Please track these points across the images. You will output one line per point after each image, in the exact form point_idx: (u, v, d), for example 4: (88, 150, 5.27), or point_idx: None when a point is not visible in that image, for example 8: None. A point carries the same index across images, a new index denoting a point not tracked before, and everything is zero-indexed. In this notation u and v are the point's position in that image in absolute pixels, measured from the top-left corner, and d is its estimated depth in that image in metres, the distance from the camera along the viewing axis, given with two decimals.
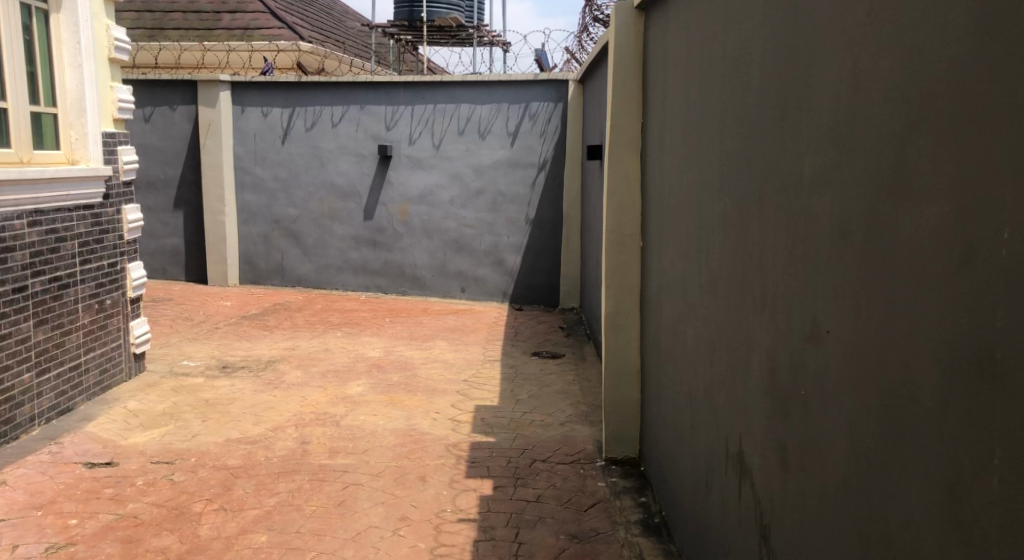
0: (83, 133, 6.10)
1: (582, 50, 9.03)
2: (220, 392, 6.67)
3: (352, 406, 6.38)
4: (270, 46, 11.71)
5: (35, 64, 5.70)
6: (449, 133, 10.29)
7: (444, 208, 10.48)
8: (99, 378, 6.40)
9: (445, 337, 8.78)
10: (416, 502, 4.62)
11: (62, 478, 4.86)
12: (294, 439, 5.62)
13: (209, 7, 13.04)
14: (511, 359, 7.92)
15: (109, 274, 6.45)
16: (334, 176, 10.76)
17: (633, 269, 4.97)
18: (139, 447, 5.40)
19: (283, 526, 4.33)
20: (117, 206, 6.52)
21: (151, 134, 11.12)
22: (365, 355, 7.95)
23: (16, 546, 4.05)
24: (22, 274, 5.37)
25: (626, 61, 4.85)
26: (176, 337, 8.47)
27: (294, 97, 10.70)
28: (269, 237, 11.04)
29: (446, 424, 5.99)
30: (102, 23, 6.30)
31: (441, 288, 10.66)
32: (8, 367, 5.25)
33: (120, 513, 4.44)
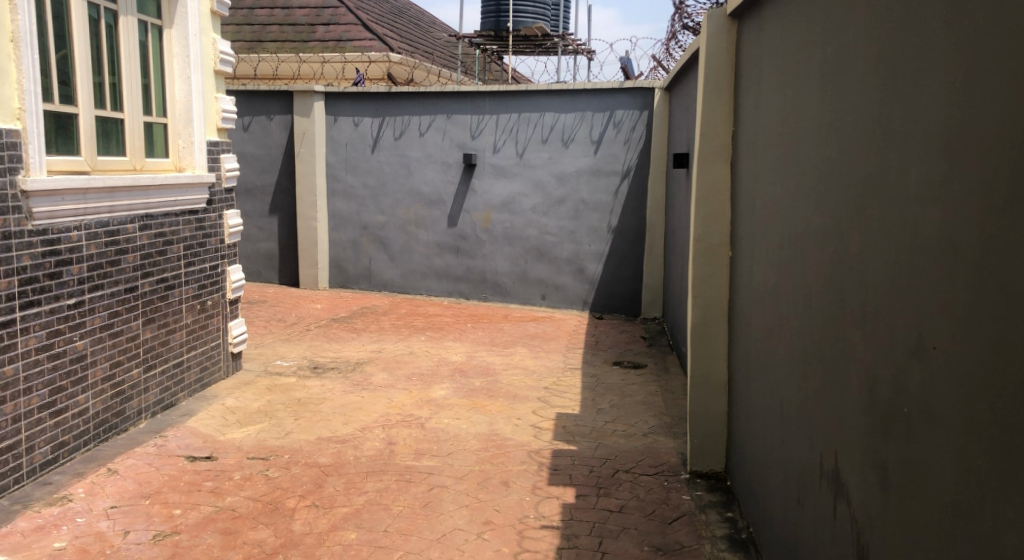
0: (190, 142, 6.39)
1: (670, 58, 9.00)
2: (312, 391, 6.92)
3: (436, 409, 6.52)
4: (361, 58, 12.09)
5: (149, 76, 6.05)
6: (533, 141, 10.41)
7: (527, 215, 10.58)
8: (199, 375, 6.70)
9: (526, 343, 8.86)
10: (499, 507, 4.71)
11: (167, 469, 5.13)
12: (380, 439, 5.79)
13: (305, 19, 13.52)
14: (592, 368, 7.93)
15: (211, 276, 6.77)
16: (421, 184, 10.99)
17: (723, 281, 4.94)
18: (236, 442, 5.65)
19: (372, 524, 4.48)
20: (219, 212, 6.83)
21: (249, 142, 11.59)
22: (448, 360, 8.10)
23: (127, 532, 4.29)
24: (133, 275, 5.66)
25: (719, 70, 4.86)
26: (270, 337, 8.80)
27: (384, 106, 10.98)
28: (358, 243, 11.34)
29: (528, 430, 6.07)
30: (210, 38, 6.63)
31: (522, 296, 10.76)
32: (121, 362, 5.56)
33: (220, 506, 4.66)
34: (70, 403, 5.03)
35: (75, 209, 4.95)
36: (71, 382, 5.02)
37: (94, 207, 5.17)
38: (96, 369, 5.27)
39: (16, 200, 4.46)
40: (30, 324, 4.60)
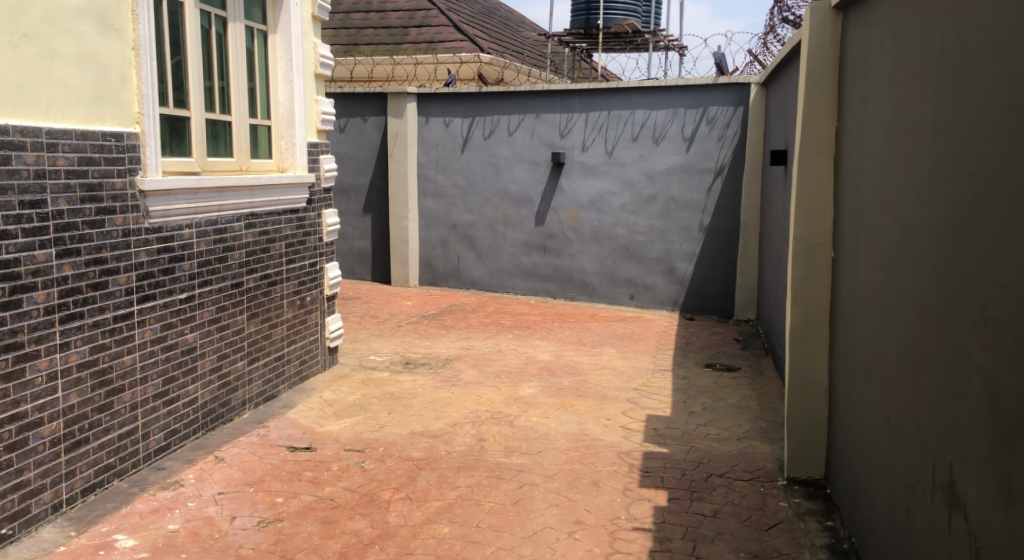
0: (292, 143, 6.60)
1: (767, 52, 8.81)
2: (404, 386, 7.06)
3: (525, 407, 6.55)
4: (453, 59, 12.30)
5: (254, 80, 6.28)
6: (624, 139, 10.34)
7: (616, 214, 10.51)
8: (299, 368, 6.92)
9: (615, 344, 8.82)
10: (590, 507, 4.71)
11: (269, 459, 5.33)
12: (471, 436, 5.86)
13: (399, 22, 13.78)
14: (683, 370, 7.83)
15: (310, 273, 6.98)
16: (509, 184, 11.07)
17: (823, 283, 4.80)
18: (334, 434, 5.82)
19: (464, 519, 4.54)
20: (318, 211, 7.04)
21: (345, 143, 11.90)
22: (536, 358, 8.13)
23: (234, 518, 4.48)
24: (239, 271, 5.89)
25: (821, 64, 4.73)
26: (364, 333, 9.03)
27: (475, 106, 11.10)
28: (448, 241, 11.49)
29: (618, 431, 6.04)
30: (311, 41, 6.83)
31: (610, 295, 10.69)
32: (228, 354, 5.81)
33: (319, 495, 4.81)
34: (182, 392, 5.28)
35: (187, 208, 5.18)
36: (183, 372, 5.27)
37: (204, 206, 5.40)
38: (205, 361, 5.51)
39: (134, 200, 4.68)
40: (147, 316, 4.86)
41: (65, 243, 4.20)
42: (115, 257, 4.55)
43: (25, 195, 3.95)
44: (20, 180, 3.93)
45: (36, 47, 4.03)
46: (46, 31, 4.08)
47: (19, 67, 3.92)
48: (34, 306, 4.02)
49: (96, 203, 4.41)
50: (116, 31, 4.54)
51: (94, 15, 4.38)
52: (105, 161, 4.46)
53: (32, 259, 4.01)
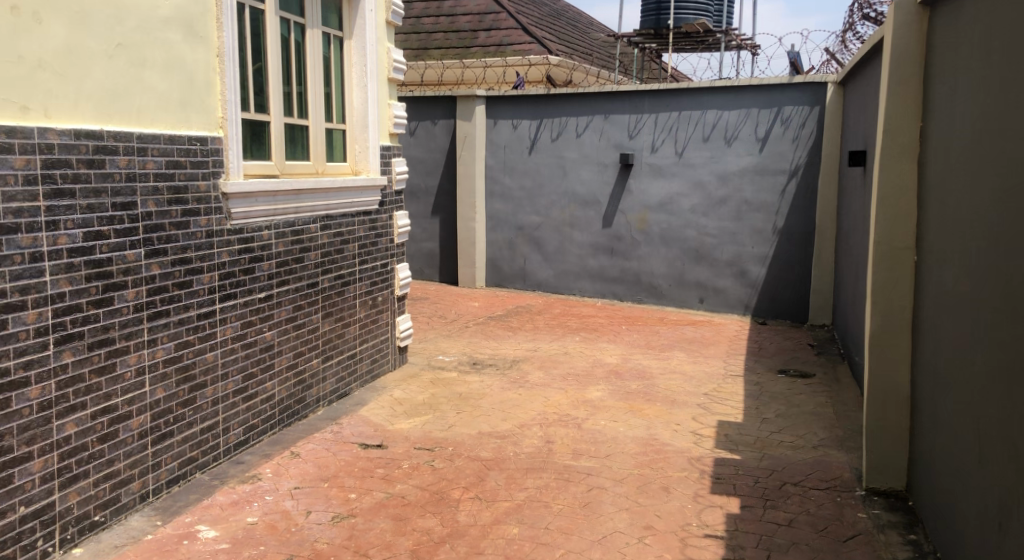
0: (365, 147, 6.71)
1: (845, 51, 8.60)
2: (472, 387, 7.11)
3: (592, 410, 6.52)
4: (522, 61, 12.32)
5: (330, 85, 6.42)
6: (694, 140, 10.21)
7: (686, 216, 10.38)
8: (370, 366, 7.04)
9: (684, 348, 8.71)
10: (661, 513, 4.66)
11: (343, 455, 5.43)
12: (539, 437, 5.87)
13: (468, 25, 13.88)
14: (755, 375, 7.69)
15: (382, 274, 7.09)
16: (577, 185, 11.04)
17: (904, 288, 4.66)
18: (404, 433, 5.90)
19: (534, 521, 4.55)
20: (389, 213, 7.14)
21: (415, 146, 12.04)
22: (603, 361, 8.09)
23: (309, 512, 4.58)
24: (314, 272, 6.02)
25: (904, 61, 4.58)
26: (432, 334, 9.12)
27: (544, 108, 11.11)
28: (515, 243, 11.53)
29: (688, 436, 5.96)
30: (385, 46, 6.94)
31: (679, 298, 10.56)
32: (304, 353, 5.94)
33: (390, 492, 4.88)
34: (260, 388, 5.42)
35: (266, 209, 5.32)
36: (261, 369, 5.41)
37: (283, 208, 5.53)
38: (282, 358, 5.65)
39: (217, 202, 4.84)
40: (228, 314, 5.01)
41: (154, 243, 4.35)
42: (199, 257, 4.71)
43: (117, 197, 4.11)
44: (114, 183, 4.09)
45: (129, 56, 4.19)
46: (139, 40, 4.25)
47: (113, 75, 4.10)
48: (124, 304, 4.18)
49: (182, 205, 4.56)
50: (202, 39, 4.69)
51: (182, 24, 4.54)
52: (190, 165, 4.61)
53: (123, 258, 4.16)
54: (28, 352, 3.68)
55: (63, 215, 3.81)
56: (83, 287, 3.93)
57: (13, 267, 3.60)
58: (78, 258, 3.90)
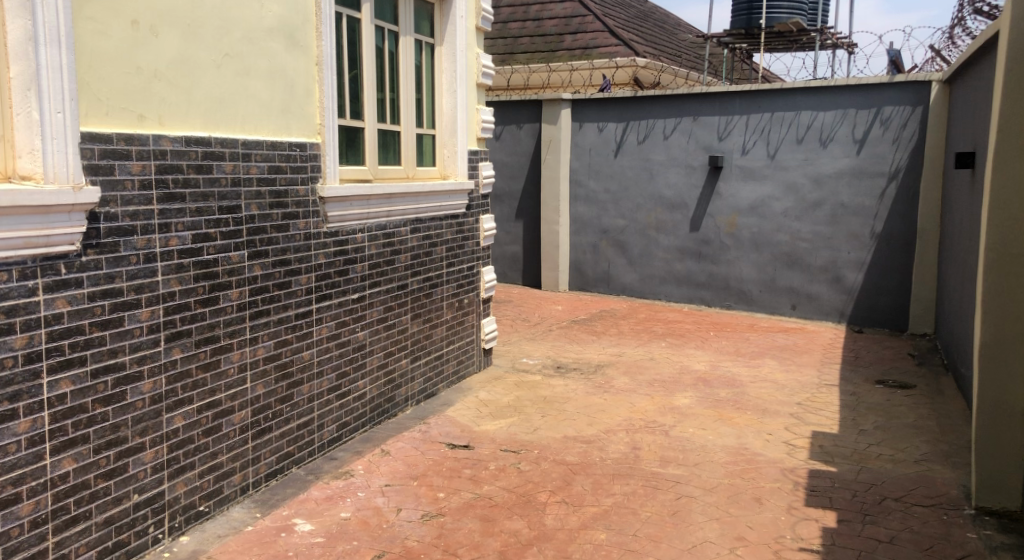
0: (454, 151, 6.77)
1: (952, 47, 8.24)
2: (557, 390, 7.09)
3: (680, 417, 6.42)
4: (608, 63, 12.23)
5: (421, 91, 6.50)
6: (788, 141, 9.94)
7: (777, 220, 10.11)
8: (456, 368, 7.10)
9: (776, 355, 8.48)
10: (752, 524, 4.55)
11: (431, 454, 5.48)
12: (625, 443, 5.80)
13: (554, 29, 13.87)
14: (852, 386, 7.41)
15: (468, 276, 7.14)
16: (663, 188, 10.88)
17: (1018, 296, 4.42)
18: (490, 434, 5.92)
19: (621, 527, 4.50)
20: (476, 216, 7.19)
21: (500, 150, 12.11)
22: (691, 368, 7.95)
23: (400, 509, 4.65)
24: (404, 274, 6.11)
25: (1021, 58, 4.34)
26: (516, 336, 9.14)
27: (630, 111, 11.01)
28: (599, 247, 11.44)
29: (780, 447, 5.80)
30: (474, 52, 6.99)
31: (770, 305, 10.29)
32: (393, 353, 6.03)
33: (478, 493, 4.91)
34: (352, 387, 5.54)
35: (360, 213, 5.43)
36: (353, 368, 5.52)
37: (376, 211, 5.63)
38: (373, 357, 5.76)
39: (315, 206, 4.96)
40: (324, 314, 5.13)
41: (256, 245, 4.50)
42: (297, 259, 4.84)
43: (223, 201, 4.26)
44: (220, 187, 4.24)
45: (235, 66, 4.35)
46: (245, 50, 4.40)
47: (221, 85, 4.26)
48: (229, 303, 4.34)
49: (283, 209, 4.70)
50: (303, 48, 4.83)
51: (283, 33, 4.68)
52: (290, 170, 4.74)
53: (228, 259, 4.31)
54: (141, 347, 3.84)
55: (175, 218, 3.97)
56: (192, 287, 4.09)
57: (130, 267, 3.75)
58: (187, 259, 4.05)
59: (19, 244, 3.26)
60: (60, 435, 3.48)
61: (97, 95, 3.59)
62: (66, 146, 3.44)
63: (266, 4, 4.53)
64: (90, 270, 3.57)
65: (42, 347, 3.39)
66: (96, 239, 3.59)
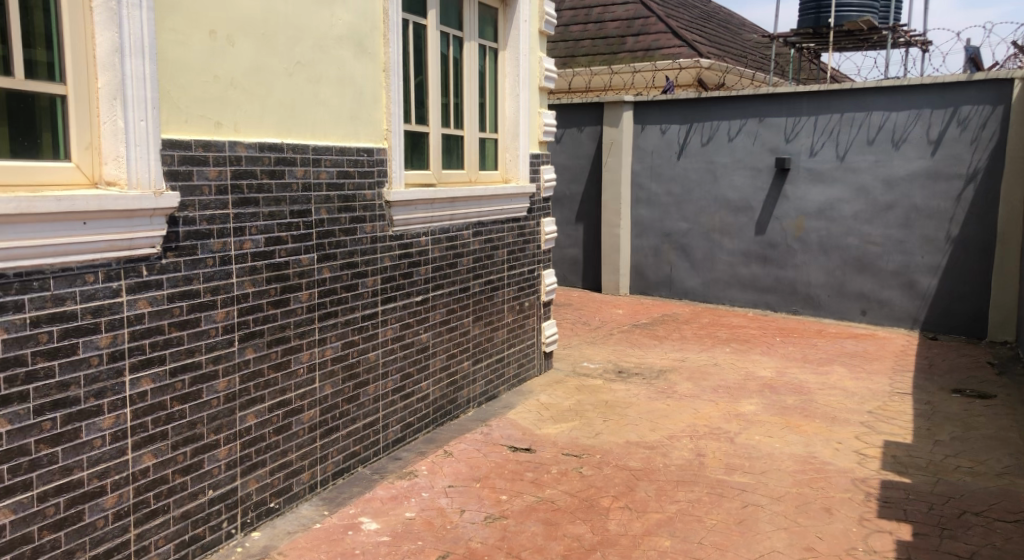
0: (516, 155, 6.79)
1: None
2: (619, 395, 7.04)
3: (746, 424, 6.31)
4: (671, 65, 12.10)
5: (484, 95, 6.54)
6: (858, 143, 9.70)
7: (847, 223, 9.87)
8: (517, 371, 7.11)
9: (846, 362, 8.27)
10: (822, 534, 4.45)
11: (493, 457, 5.50)
12: (689, 450, 5.73)
13: (617, 31, 13.80)
14: (926, 395, 7.18)
15: (529, 280, 7.15)
16: (728, 191, 10.72)
17: None
18: (552, 438, 5.92)
19: (686, 534, 4.45)
20: (537, 219, 7.19)
21: (561, 154, 12.11)
22: (757, 374, 7.81)
23: (463, 511, 4.68)
24: (466, 277, 6.15)
25: None
26: (577, 340, 9.12)
27: (694, 113, 10.88)
28: (661, 250, 11.33)
29: (851, 456, 5.66)
30: (537, 55, 7.01)
31: (839, 310, 10.04)
32: (455, 355, 6.08)
33: (540, 496, 4.91)
34: (416, 388, 5.59)
35: (425, 216, 5.49)
36: (417, 369, 5.58)
37: (440, 214, 5.68)
38: (436, 360, 5.81)
39: (382, 209, 5.03)
40: (389, 316, 5.20)
41: (325, 248, 4.58)
42: (364, 262, 4.92)
43: (295, 205, 4.35)
44: (292, 192, 4.33)
45: (307, 74, 4.45)
46: (316, 58, 4.50)
47: (293, 92, 4.35)
48: (299, 304, 4.43)
49: (351, 213, 4.78)
50: (371, 54, 4.91)
51: (352, 40, 4.76)
52: (358, 174, 4.82)
53: (298, 262, 4.41)
54: (217, 347, 3.94)
55: (249, 222, 4.07)
56: (264, 288, 4.19)
57: (206, 270, 3.86)
58: (260, 262, 4.15)
59: (104, 248, 3.38)
60: (140, 431, 3.59)
61: (176, 104, 3.71)
62: (148, 154, 3.56)
63: (336, 13, 4.62)
64: (169, 272, 3.68)
65: (125, 346, 3.50)
66: (175, 243, 3.71)
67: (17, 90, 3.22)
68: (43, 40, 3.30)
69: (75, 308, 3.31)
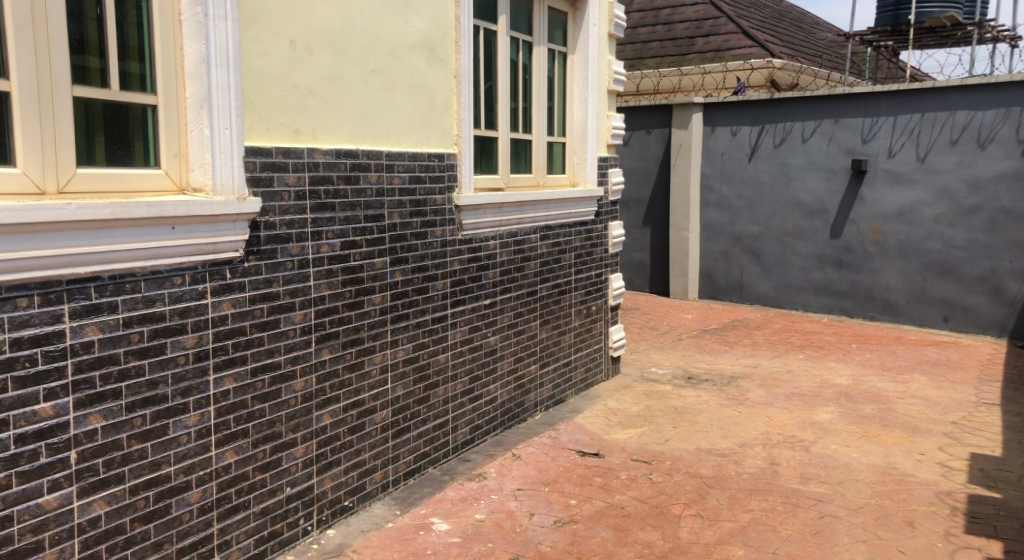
0: (584, 158, 6.77)
1: None
2: (689, 401, 6.95)
3: (821, 433, 6.16)
4: (743, 66, 11.90)
5: (553, 99, 6.55)
6: (940, 143, 9.37)
7: (928, 226, 9.54)
8: (584, 375, 7.08)
9: (927, 370, 8.00)
10: (905, 549, 4.31)
11: (561, 461, 5.49)
12: (762, 458, 5.62)
13: (686, 33, 13.64)
14: (1016, 406, 6.88)
15: (596, 284, 7.12)
16: (802, 193, 10.48)
17: None
18: (620, 443, 5.87)
19: (760, 544, 4.36)
20: (605, 223, 7.16)
21: (628, 157, 12.05)
22: (832, 382, 7.61)
23: (533, 514, 4.68)
24: (534, 280, 6.15)
25: None
26: (645, 345, 9.03)
27: (767, 114, 10.68)
28: (731, 254, 11.15)
29: (934, 468, 5.46)
30: (606, 58, 6.98)
31: (919, 316, 9.71)
32: (523, 359, 6.09)
33: (610, 502, 4.88)
34: (485, 391, 5.62)
35: (493, 220, 5.52)
36: (486, 372, 5.61)
37: (508, 218, 5.71)
38: (504, 363, 5.83)
39: (451, 214, 5.08)
40: (458, 319, 5.24)
41: (397, 252, 4.65)
42: (435, 265, 4.97)
43: (369, 210, 4.43)
44: (366, 198, 4.41)
45: (381, 81, 4.52)
46: (390, 64, 4.57)
47: (368, 98, 4.43)
48: (372, 307, 4.50)
49: (422, 217, 4.84)
50: (442, 60, 4.96)
51: (425, 46, 4.82)
52: (429, 180, 4.88)
53: (372, 265, 4.48)
54: (295, 348, 4.04)
55: (326, 226, 4.16)
56: (339, 291, 4.27)
57: (285, 273, 3.96)
58: (336, 265, 4.24)
59: (190, 252, 3.49)
60: (223, 429, 3.71)
61: (258, 112, 3.81)
62: (232, 161, 3.67)
63: (410, 20, 4.68)
64: (251, 275, 3.79)
65: (209, 346, 3.61)
66: (257, 247, 3.81)
67: (114, 101, 3.36)
68: (136, 52, 3.43)
69: (164, 310, 3.43)
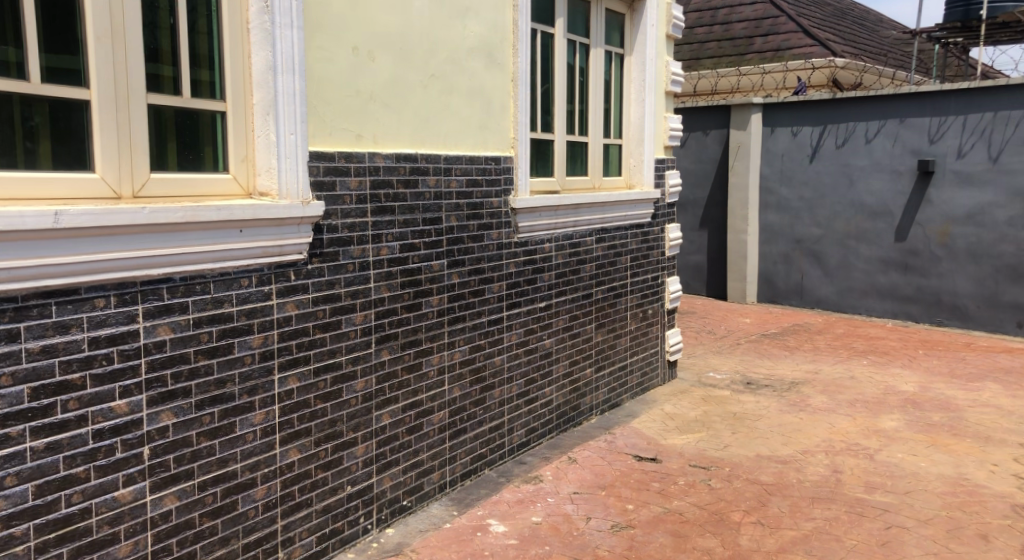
0: (641, 161, 6.73)
1: None
2: (748, 407, 6.84)
3: (886, 441, 6.00)
4: (804, 65, 11.68)
5: (610, 101, 6.52)
6: (1013, 142, 9.05)
7: (1000, 229, 9.22)
8: (640, 379, 7.03)
9: (999, 378, 7.73)
10: None
11: (618, 465, 5.45)
12: (825, 466, 5.50)
13: (744, 32, 13.43)
14: None
15: (652, 287, 7.06)
16: (866, 195, 10.24)
17: None
18: (678, 448, 5.81)
19: (824, 554, 4.27)
20: (662, 225, 7.10)
21: (685, 158, 11.93)
22: (898, 389, 7.40)
23: (590, 518, 4.66)
24: (589, 283, 6.13)
25: None
26: (702, 349, 8.92)
27: (829, 114, 10.46)
28: (791, 257, 10.95)
29: (1008, 480, 5.27)
30: (663, 59, 6.92)
31: (991, 322, 9.39)
32: (578, 362, 6.07)
33: (668, 507, 4.83)
34: (540, 393, 5.62)
35: (550, 222, 5.52)
36: (541, 375, 5.61)
37: (564, 221, 5.70)
38: (559, 366, 5.82)
39: (507, 216, 5.09)
40: (514, 321, 5.25)
41: (454, 254, 4.68)
42: (490, 268, 4.99)
43: (427, 213, 4.47)
44: (424, 201, 4.45)
45: (440, 85, 4.56)
46: (448, 68, 4.60)
47: (427, 102, 4.47)
48: (430, 309, 4.54)
49: (478, 220, 4.86)
50: (500, 63, 4.98)
51: (483, 50, 4.84)
52: (486, 183, 4.90)
53: (430, 267, 4.52)
54: (356, 349, 4.10)
55: (385, 229, 4.22)
56: (398, 293, 4.32)
57: (347, 275, 4.02)
58: (395, 267, 4.29)
59: (257, 255, 3.58)
60: (287, 427, 3.78)
61: (321, 117, 3.88)
62: (297, 166, 3.74)
63: (468, 24, 4.71)
64: (314, 277, 3.85)
65: (274, 347, 3.69)
66: (320, 249, 3.88)
67: (186, 108, 3.46)
68: (207, 61, 3.53)
69: (232, 310, 3.51)
